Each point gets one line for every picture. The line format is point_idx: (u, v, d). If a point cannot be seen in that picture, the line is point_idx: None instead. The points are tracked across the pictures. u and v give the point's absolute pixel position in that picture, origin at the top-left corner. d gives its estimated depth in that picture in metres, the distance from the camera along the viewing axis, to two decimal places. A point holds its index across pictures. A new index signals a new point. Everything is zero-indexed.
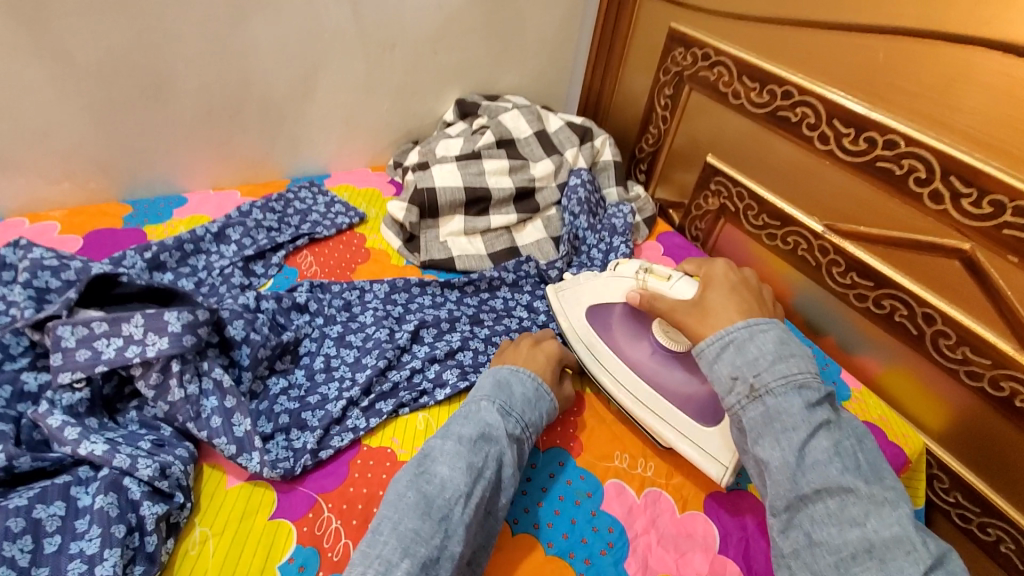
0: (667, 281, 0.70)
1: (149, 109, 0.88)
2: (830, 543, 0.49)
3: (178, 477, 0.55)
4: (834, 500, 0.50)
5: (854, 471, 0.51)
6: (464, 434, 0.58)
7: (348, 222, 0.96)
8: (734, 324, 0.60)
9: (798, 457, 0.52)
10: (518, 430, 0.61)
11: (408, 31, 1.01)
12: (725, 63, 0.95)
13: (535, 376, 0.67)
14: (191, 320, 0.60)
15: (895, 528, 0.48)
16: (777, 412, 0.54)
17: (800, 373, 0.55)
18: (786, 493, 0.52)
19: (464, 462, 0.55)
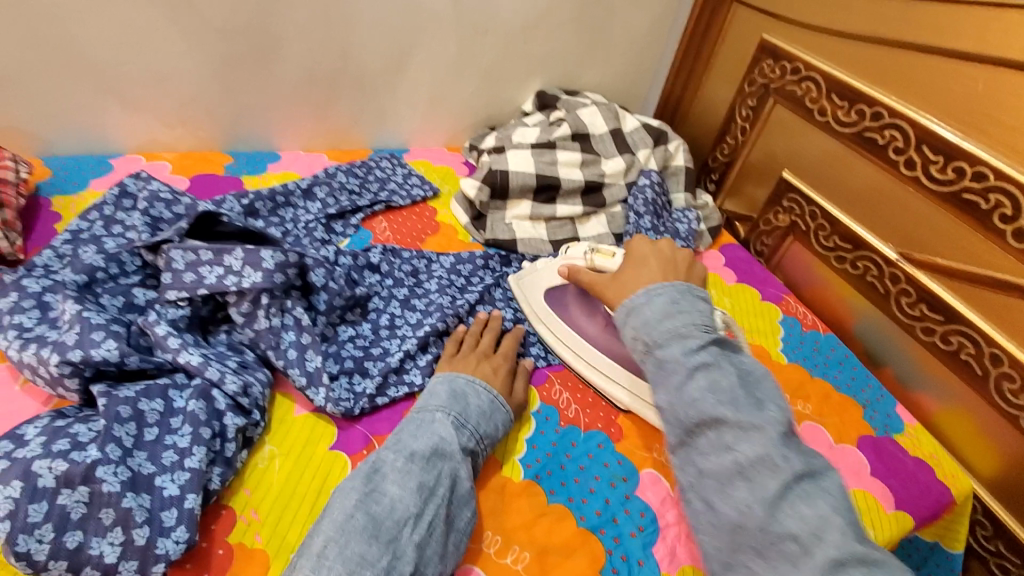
0: (611, 257, 0.80)
1: (260, 69, 0.96)
2: (712, 471, 0.50)
3: (256, 397, 0.61)
4: (711, 431, 0.51)
5: (730, 402, 0.52)
6: (416, 449, 0.57)
7: (423, 195, 1.01)
8: (636, 295, 0.64)
9: (678, 397, 0.54)
10: (472, 444, 0.61)
11: (502, 18, 1.05)
12: (815, 78, 0.93)
13: (491, 389, 0.67)
14: (282, 261, 0.66)
15: (764, 447, 0.49)
16: (666, 361, 0.56)
17: (685, 325, 0.58)
18: (674, 429, 0.54)
19: (414, 482, 0.54)
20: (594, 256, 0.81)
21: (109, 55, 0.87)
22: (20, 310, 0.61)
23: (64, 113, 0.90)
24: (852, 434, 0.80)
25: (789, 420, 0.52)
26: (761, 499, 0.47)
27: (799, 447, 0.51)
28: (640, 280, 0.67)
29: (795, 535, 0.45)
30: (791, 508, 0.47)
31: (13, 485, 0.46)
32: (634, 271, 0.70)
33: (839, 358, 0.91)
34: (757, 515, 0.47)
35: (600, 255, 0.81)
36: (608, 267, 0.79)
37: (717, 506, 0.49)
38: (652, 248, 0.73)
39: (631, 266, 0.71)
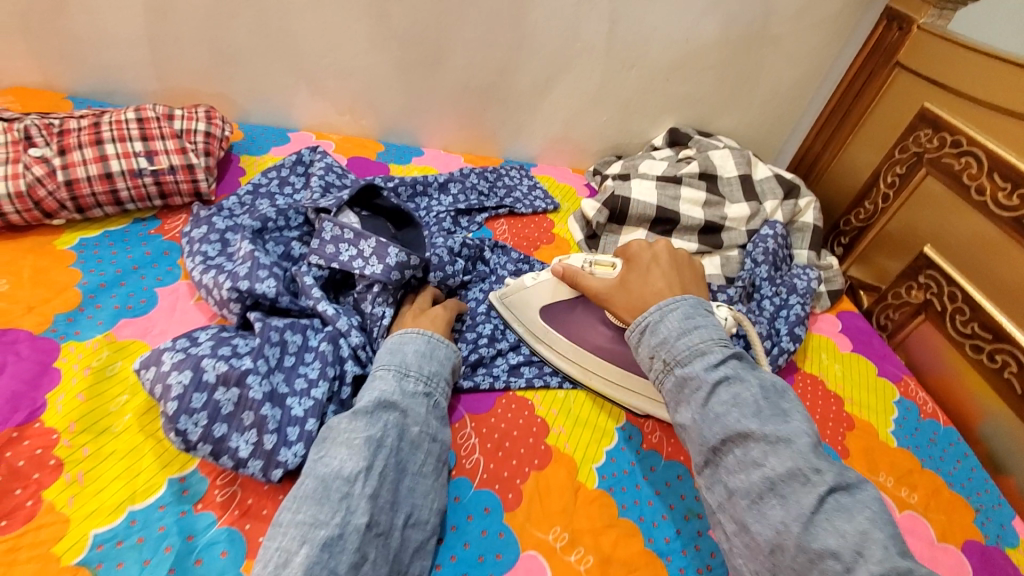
0: (611, 268, 0.73)
1: (424, 73, 1.07)
2: (741, 488, 0.50)
3: (372, 354, 0.68)
4: (737, 447, 0.51)
5: (754, 415, 0.51)
6: (358, 407, 0.57)
7: (544, 207, 1.07)
8: (648, 313, 0.63)
9: (703, 414, 0.54)
10: (419, 386, 0.61)
11: (651, 56, 1.09)
12: (976, 154, 0.88)
13: (424, 331, 0.67)
14: (403, 261, 0.72)
15: (792, 460, 0.48)
16: (687, 379, 0.56)
17: (702, 341, 0.57)
18: (701, 448, 0.54)
19: (360, 437, 0.54)
20: (593, 266, 0.74)
21: (308, 46, 1.02)
22: (207, 241, 0.74)
23: (262, 89, 1.07)
24: (958, 536, 0.72)
25: (814, 429, 0.52)
26: (796, 514, 0.46)
27: (824, 455, 0.50)
28: (645, 287, 0.67)
29: (835, 552, 0.44)
30: (826, 520, 0.45)
31: (185, 373, 0.54)
32: (640, 277, 0.68)
33: (958, 454, 0.82)
34: (792, 531, 0.46)
35: (600, 265, 0.74)
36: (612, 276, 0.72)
37: (751, 526, 0.48)
38: (652, 252, 0.70)
39: (633, 272, 0.69)
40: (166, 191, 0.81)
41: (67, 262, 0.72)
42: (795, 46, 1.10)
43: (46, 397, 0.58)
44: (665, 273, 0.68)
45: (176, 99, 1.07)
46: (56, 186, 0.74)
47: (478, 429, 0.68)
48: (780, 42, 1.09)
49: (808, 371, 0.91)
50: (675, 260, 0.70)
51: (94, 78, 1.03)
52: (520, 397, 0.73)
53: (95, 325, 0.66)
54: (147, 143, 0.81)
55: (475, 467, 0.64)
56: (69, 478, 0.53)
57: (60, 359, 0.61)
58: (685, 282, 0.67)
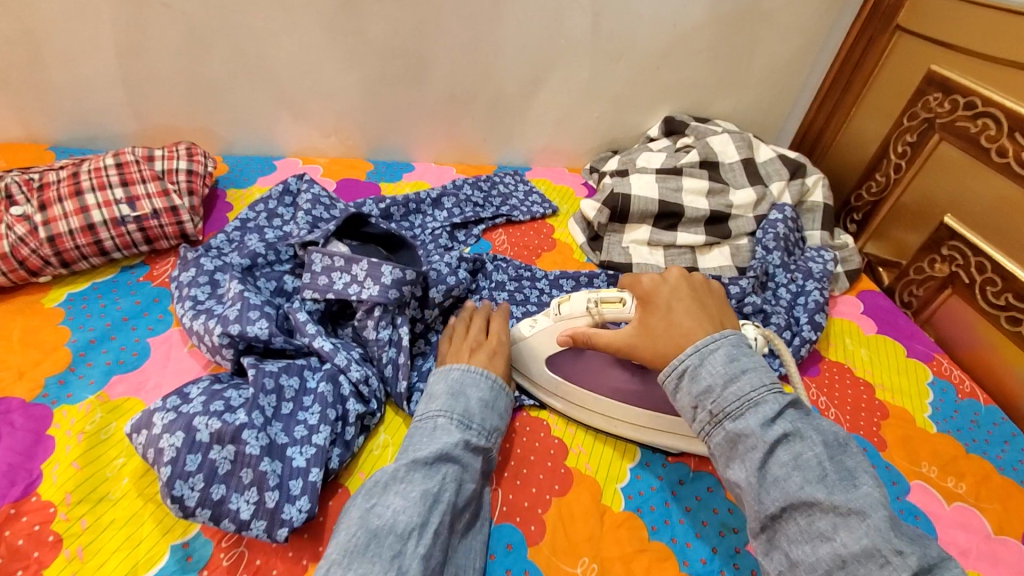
0: (621, 305, 0.63)
1: (407, 87, 1.04)
2: (807, 562, 0.45)
3: (375, 388, 0.64)
4: (802, 517, 0.46)
5: (820, 483, 0.46)
6: (418, 456, 0.54)
7: (542, 212, 1.03)
8: (682, 351, 0.56)
9: (759, 478, 0.48)
10: (482, 438, 0.59)
11: (640, 45, 1.05)
12: (993, 114, 0.83)
13: (489, 373, 0.64)
14: (400, 278, 0.67)
15: (866, 535, 0.43)
16: (739, 436, 0.50)
17: (753, 389, 0.51)
18: (756, 513, 0.48)
19: (417, 492, 0.51)
20: (599, 306, 0.64)
21: (287, 71, 0.99)
22: (197, 285, 0.71)
23: (244, 118, 1.04)
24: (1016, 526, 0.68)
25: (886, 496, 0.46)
26: None
27: (903, 529, 0.45)
28: (671, 331, 0.57)
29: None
30: None
31: (177, 435, 0.51)
32: (659, 317, 0.59)
33: (1003, 435, 0.78)
34: None
35: (607, 301, 0.64)
36: (623, 316, 0.62)
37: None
38: (668, 285, 0.61)
39: (651, 312, 0.59)
40: (151, 236, 0.78)
41: (55, 320, 0.70)
42: (789, 20, 1.05)
43: (40, 468, 0.56)
44: (689, 309, 0.58)
45: (159, 138, 1.05)
46: (39, 243, 0.72)
47: None
48: (773, 17, 1.05)
49: (833, 359, 0.86)
50: (694, 289, 0.61)
51: (75, 125, 1.02)
52: (534, 419, 0.70)
53: (87, 385, 0.64)
54: (128, 189, 0.78)
55: (493, 499, 0.61)
56: (69, 555, 0.51)
57: (53, 426, 0.59)
58: (713, 317, 0.58)
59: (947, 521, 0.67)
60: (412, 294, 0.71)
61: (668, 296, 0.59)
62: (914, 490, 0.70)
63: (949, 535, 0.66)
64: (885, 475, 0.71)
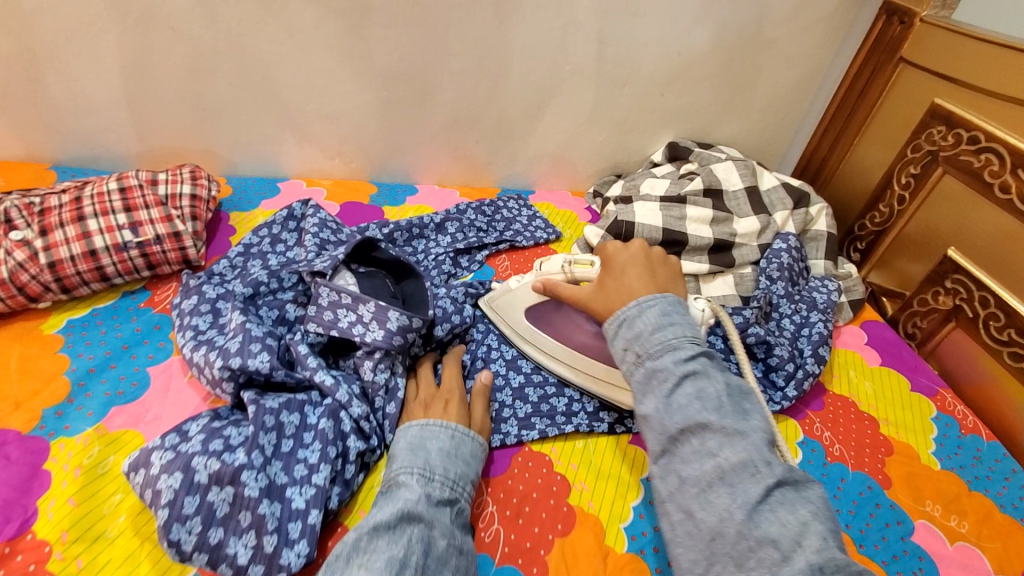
0: (590, 266, 0.74)
1: (412, 110, 1.04)
2: (693, 477, 0.48)
3: (376, 424, 0.64)
4: (695, 439, 0.49)
5: (715, 410, 0.50)
6: (378, 519, 0.51)
7: (546, 237, 1.03)
8: (627, 306, 0.60)
9: (667, 405, 0.51)
10: (446, 490, 0.56)
11: (644, 72, 1.06)
12: (997, 150, 0.83)
13: (450, 423, 0.63)
14: (405, 324, 0.67)
15: (745, 452, 0.47)
16: (655, 371, 0.53)
17: (675, 336, 0.55)
18: (659, 437, 0.51)
19: (382, 559, 0.47)
20: (572, 268, 0.75)
21: (293, 93, 0.99)
22: (198, 313, 0.70)
23: (248, 139, 1.04)
24: (1020, 568, 0.67)
25: (770, 429, 0.51)
26: (741, 503, 0.45)
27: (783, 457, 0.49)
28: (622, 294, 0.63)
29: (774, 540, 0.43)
30: (772, 512, 0.44)
31: (175, 475, 0.51)
32: (613, 279, 0.66)
33: (1009, 473, 0.77)
34: (736, 519, 0.44)
35: (579, 264, 0.76)
36: (589, 277, 0.74)
37: (697, 514, 0.47)
38: (628, 253, 0.68)
39: (609, 275, 0.67)
40: (153, 262, 0.77)
41: (55, 348, 0.69)
42: (792, 49, 1.06)
43: (36, 504, 0.55)
44: (640, 274, 0.65)
45: (162, 159, 1.05)
46: (39, 269, 0.71)
47: (495, 494, 0.64)
48: (776, 46, 1.05)
49: (836, 392, 0.86)
50: (650, 258, 0.67)
51: (79, 145, 1.02)
52: (537, 454, 0.70)
53: (85, 417, 0.63)
54: (131, 214, 0.78)
55: (495, 539, 0.60)
56: None
57: (49, 460, 0.58)
58: (661, 283, 0.64)
59: (952, 563, 0.67)
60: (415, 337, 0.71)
61: (624, 262, 0.67)
62: (918, 530, 0.70)
63: None
64: (888, 514, 0.71)
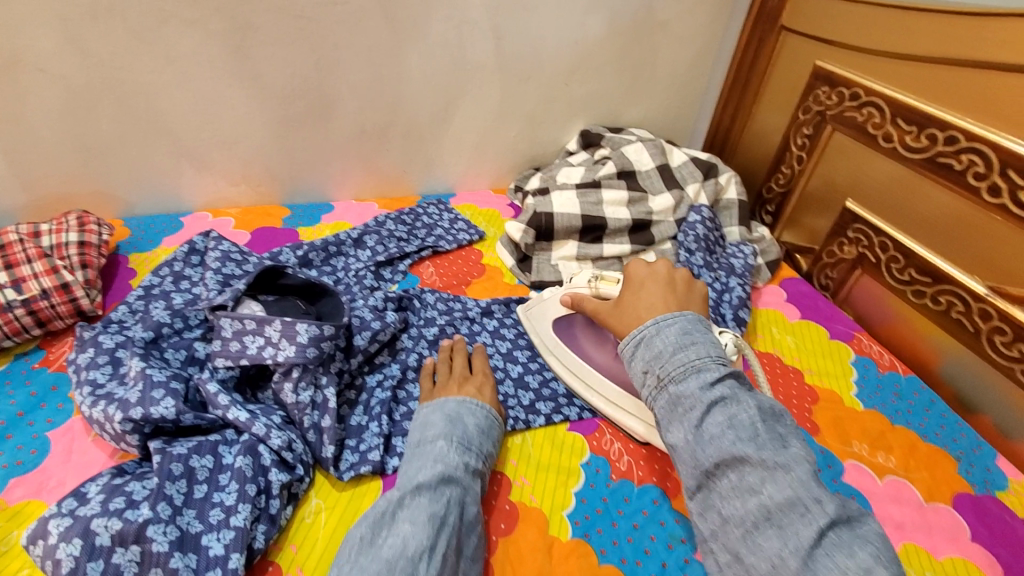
0: (616, 283, 0.73)
1: (316, 126, 1.02)
2: (734, 516, 0.46)
3: (300, 452, 0.61)
4: (733, 472, 0.47)
5: (751, 440, 0.48)
6: (422, 480, 0.56)
7: (469, 239, 1.02)
8: (643, 324, 0.59)
9: (697, 435, 0.49)
10: (479, 463, 0.61)
11: (545, 63, 1.07)
12: (876, 103, 0.88)
13: (482, 403, 0.68)
14: (317, 334, 0.64)
15: (790, 489, 0.45)
16: (679, 397, 0.52)
17: (698, 357, 0.53)
18: (691, 470, 0.49)
19: (424, 514, 0.52)
20: (598, 283, 0.75)
21: (184, 123, 0.95)
22: (95, 366, 0.65)
23: (144, 176, 0.99)
24: (946, 493, 0.71)
25: (812, 454, 0.48)
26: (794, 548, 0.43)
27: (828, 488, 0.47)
28: (640, 306, 0.63)
29: None
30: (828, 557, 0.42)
31: (74, 542, 0.48)
32: (632, 295, 0.65)
33: (925, 403, 0.82)
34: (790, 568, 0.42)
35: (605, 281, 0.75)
36: (613, 292, 0.72)
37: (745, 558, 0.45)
38: (649, 270, 0.67)
39: (628, 290, 0.66)
40: (43, 318, 0.72)
41: None
42: (683, 29, 1.10)
43: None
44: (661, 290, 0.64)
45: (50, 208, 0.98)
46: None
47: None
48: (668, 26, 1.09)
49: (762, 350, 0.89)
50: (672, 276, 0.66)
51: None
52: None
53: None
54: (13, 271, 0.74)
55: None
56: None
57: None
58: (682, 299, 0.63)
59: (882, 497, 0.70)
60: (334, 347, 0.68)
61: (642, 277, 0.66)
62: (849, 470, 0.73)
63: (882, 509, 0.69)
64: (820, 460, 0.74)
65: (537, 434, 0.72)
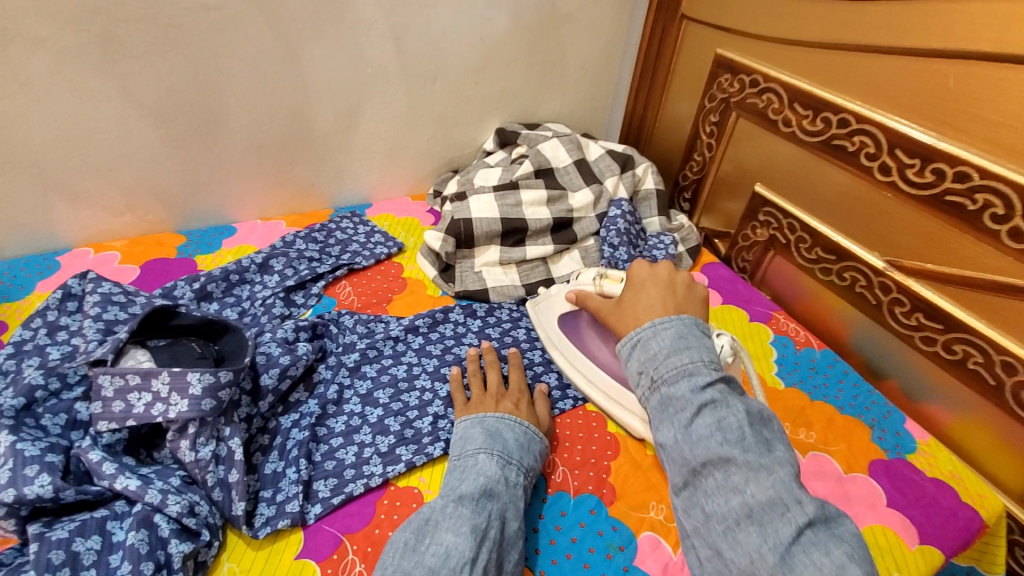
0: (619, 282, 0.76)
1: (205, 143, 0.93)
2: (719, 512, 0.49)
3: (205, 515, 0.56)
4: (718, 472, 0.50)
5: (737, 442, 0.51)
6: (465, 492, 0.56)
7: (387, 251, 0.97)
8: (639, 326, 0.61)
9: (685, 434, 0.52)
10: (520, 477, 0.60)
11: (450, 62, 1.03)
12: (774, 89, 0.90)
13: (521, 419, 0.66)
14: (213, 382, 0.58)
15: (772, 488, 0.48)
16: (670, 399, 0.55)
17: (692, 362, 0.56)
18: (679, 468, 0.52)
19: (466, 525, 0.52)
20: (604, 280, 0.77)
21: (47, 152, 0.84)
22: None
23: (6, 215, 0.87)
24: (863, 462, 0.74)
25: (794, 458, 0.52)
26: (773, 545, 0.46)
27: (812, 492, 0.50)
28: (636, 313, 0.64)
29: None
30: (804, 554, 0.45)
31: None
32: (632, 296, 0.67)
33: (839, 374, 0.86)
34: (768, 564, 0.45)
35: (611, 278, 0.77)
36: (616, 292, 0.75)
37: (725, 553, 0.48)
38: (650, 271, 0.68)
39: (629, 291, 0.68)
40: None
41: None
42: (588, 21, 1.08)
43: None
44: (659, 291, 0.65)
45: None
46: None
47: (361, 552, 0.58)
48: (574, 18, 1.07)
49: None
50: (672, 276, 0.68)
51: None
52: (404, 490, 0.64)
53: None
54: None
55: None
56: None
57: None
58: (678, 298, 0.64)
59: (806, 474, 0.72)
60: (234, 392, 0.62)
61: (643, 278, 0.68)
62: None
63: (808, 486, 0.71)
64: None
65: None
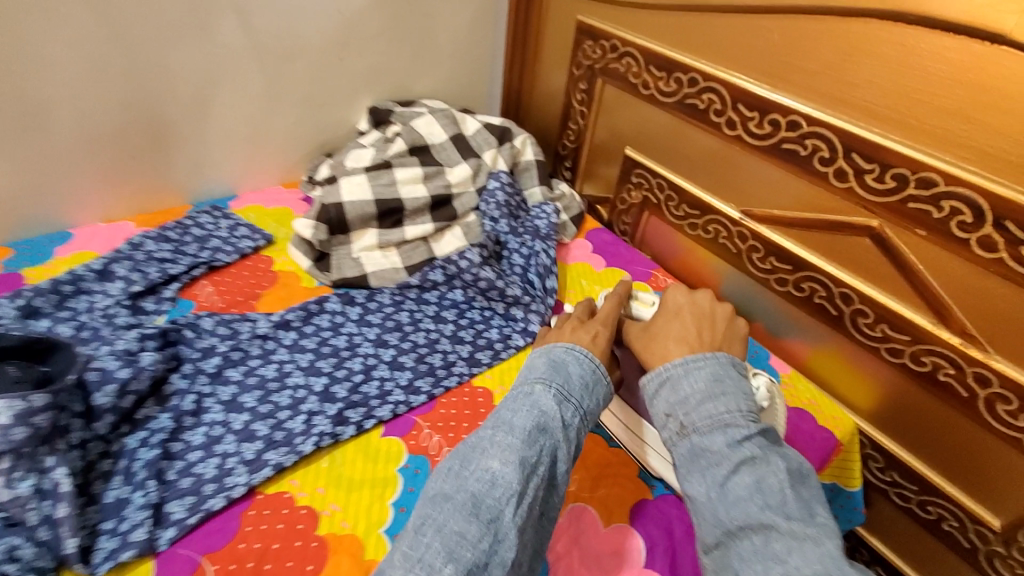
0: (649, 305, 0.76)
1: (21, 140, 0.81)
2: None
3: (28, 558, 0.50)
4: (758, 537, 0.46)
5: (778, 507, 0.48)
6: (518, 424, 0.52)
7: (253, 245, 0.90)
8: (672, 361, 0.59)
9: (720, 493, 0.49)
10: (576, 418, 0.55)
11: (307, 37, 0.96)
12: (631, 53, 0.92)
13: (593, 357, 0.60)
14: (23, 410, 0.51)
15: (819, 563, 0.44)
16: (703, 449, 0.52)
17: (728, 410, 0.53)
18: (713, 527, 0.49)
19: (515, 456, 0.50)
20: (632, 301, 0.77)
21: None
22: None
23: None
24: None
25: (837, 527, 0.48)
26: None
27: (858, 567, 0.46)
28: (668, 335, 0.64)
29: None
30: None
31: None
32: (665, 323, 0.66)
33: None
34: None
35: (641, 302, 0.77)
36: (644, 315, 0.74)
37: None
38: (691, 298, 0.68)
39: (663, 316, 0.68)
40: None
41: None
42: None
43: None
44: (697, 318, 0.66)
45: None
46: None
47: (223, 569, 0.54)
48: None
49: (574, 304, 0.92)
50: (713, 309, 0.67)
51: None
52: (273, 496, 0.60)
53: None
54: None
55: None
56: None
57: None
58: (716, 335, 0.63)
59: None
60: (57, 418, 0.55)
61: (681, 304, 0.68)
62: None
63: None
64: None
65: (347, 451, 0.66)
